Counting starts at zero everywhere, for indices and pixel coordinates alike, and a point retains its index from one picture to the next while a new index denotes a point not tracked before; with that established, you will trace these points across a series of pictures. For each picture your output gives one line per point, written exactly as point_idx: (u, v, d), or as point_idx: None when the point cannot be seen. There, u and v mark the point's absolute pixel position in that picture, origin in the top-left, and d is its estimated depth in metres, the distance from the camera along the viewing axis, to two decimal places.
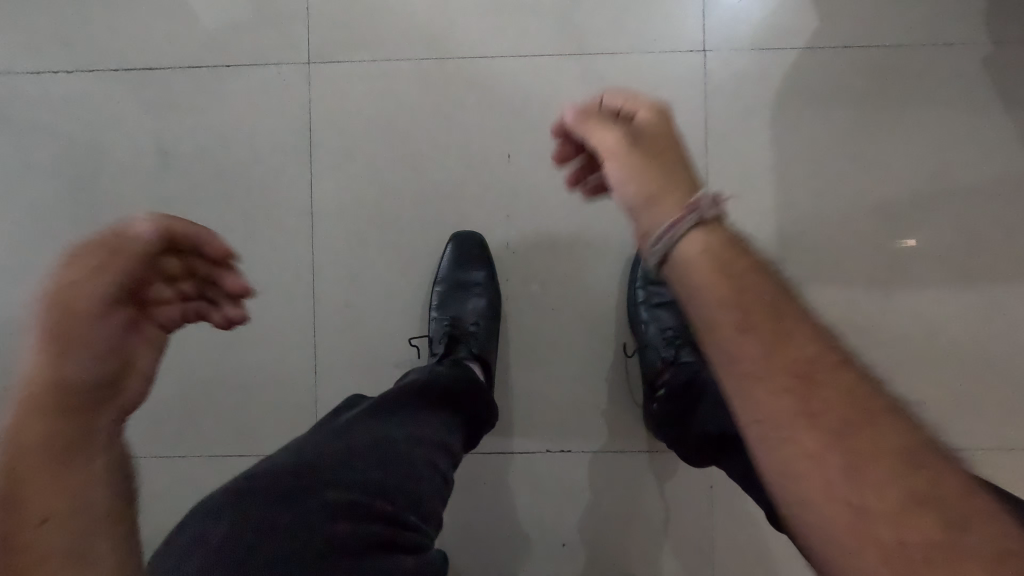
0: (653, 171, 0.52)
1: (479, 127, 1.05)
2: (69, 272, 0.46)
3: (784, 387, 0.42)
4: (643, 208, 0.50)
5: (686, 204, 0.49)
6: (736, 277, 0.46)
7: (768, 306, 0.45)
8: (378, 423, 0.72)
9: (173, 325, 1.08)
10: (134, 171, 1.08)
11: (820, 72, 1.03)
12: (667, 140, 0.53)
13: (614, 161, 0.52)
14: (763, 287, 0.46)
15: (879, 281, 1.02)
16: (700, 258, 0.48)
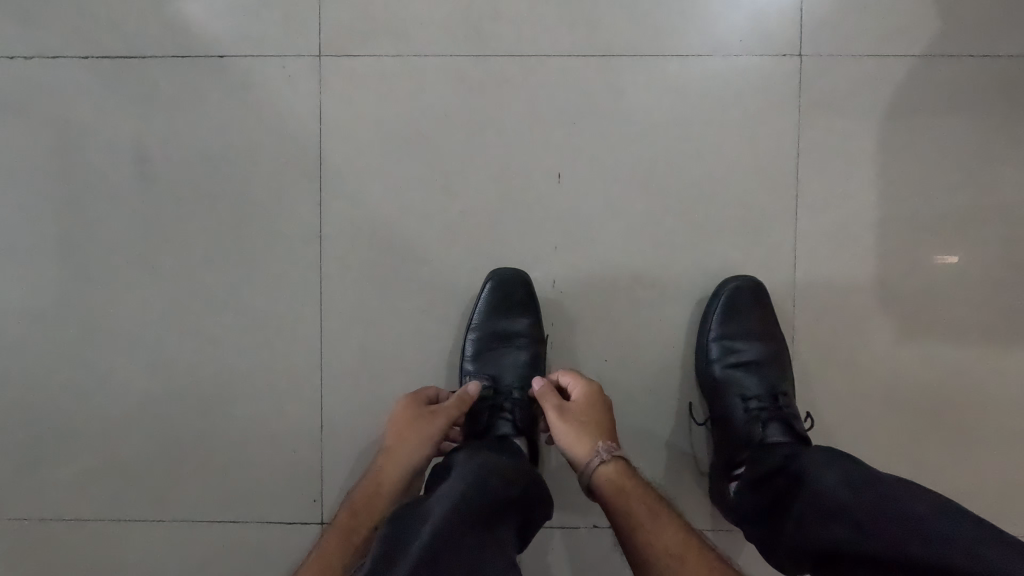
0: (579, 432, 0.67)
1: (520, 140, 0.89)
2: (396, 431, 0.71)
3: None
4: (581, 459, 0.66)
5: (593, 449, 0.65)
6: (645, 522, 0.61)
7: (675, 554, 0.59)
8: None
9: (152, 362, 0.91)
10: (112, 179, 0.92)
11: (925, 88, 0.87)
12: (593, 423, 0.68)
13: (561, 427, 0.69)
14: (672, 536, 0.60)
15: (998, 338, 0.85)
16: (605, 487, 0.64)
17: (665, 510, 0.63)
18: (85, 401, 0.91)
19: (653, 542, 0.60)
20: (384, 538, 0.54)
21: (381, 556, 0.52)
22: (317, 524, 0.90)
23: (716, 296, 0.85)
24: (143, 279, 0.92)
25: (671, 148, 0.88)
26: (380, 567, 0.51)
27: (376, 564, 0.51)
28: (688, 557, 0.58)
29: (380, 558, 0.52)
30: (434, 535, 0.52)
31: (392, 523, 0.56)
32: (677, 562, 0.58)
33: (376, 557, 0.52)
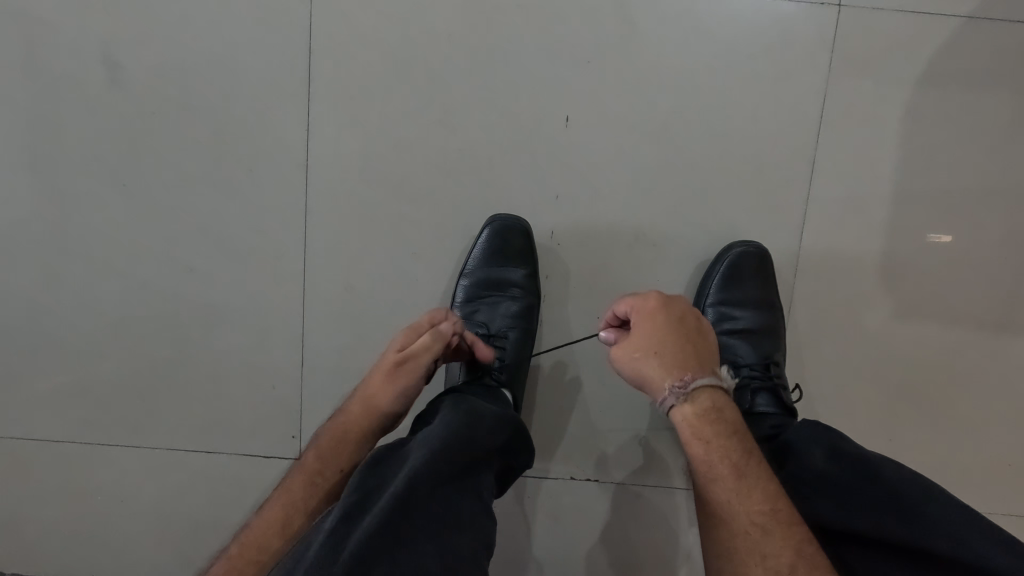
0: (686, 351, 0.56)
1: (530, 74, 0.83)
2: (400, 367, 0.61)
3: (760, 561, 0.51)
4: (679, 379, 0.55)
5: (704, 373, 0.55)
6: (726, 485, 0.54)
7: (755, 525, 0.52)
8: (409, 546, 0.47)
9: (123, 287, 0.87)
10: (75, 84, 0.84)
11: (967, 55, 0.82)
12: (694, 339, 0.58)
13: (654, 351, 0.56)
14: (755, 505, 0.53)
15: (994, 323, 0.84)
16: (691, 433, 0.55)
17: (749, 471, 0.54)
18: (50, 322, 0.87)
19: (736, 507, 0.53)
20: (357, 487, 0.52)
21: (351, 508, 0.50)
22: (294, 460, 0.88)
23: (719, 261, 0.83)
24: (113, 196, 0.85)
25: (691, 98, 0.82)
26: (348, 519, 0.49)
27: (343, 517, 0.49)
28: (770, 533, 0.52)
29: (349, 509, 0.50)
30: (402, 487, 0.50)
31: (367, 471, 0.53)
32: (758, 534, 0.52)
33: (345, 508, 0.50)
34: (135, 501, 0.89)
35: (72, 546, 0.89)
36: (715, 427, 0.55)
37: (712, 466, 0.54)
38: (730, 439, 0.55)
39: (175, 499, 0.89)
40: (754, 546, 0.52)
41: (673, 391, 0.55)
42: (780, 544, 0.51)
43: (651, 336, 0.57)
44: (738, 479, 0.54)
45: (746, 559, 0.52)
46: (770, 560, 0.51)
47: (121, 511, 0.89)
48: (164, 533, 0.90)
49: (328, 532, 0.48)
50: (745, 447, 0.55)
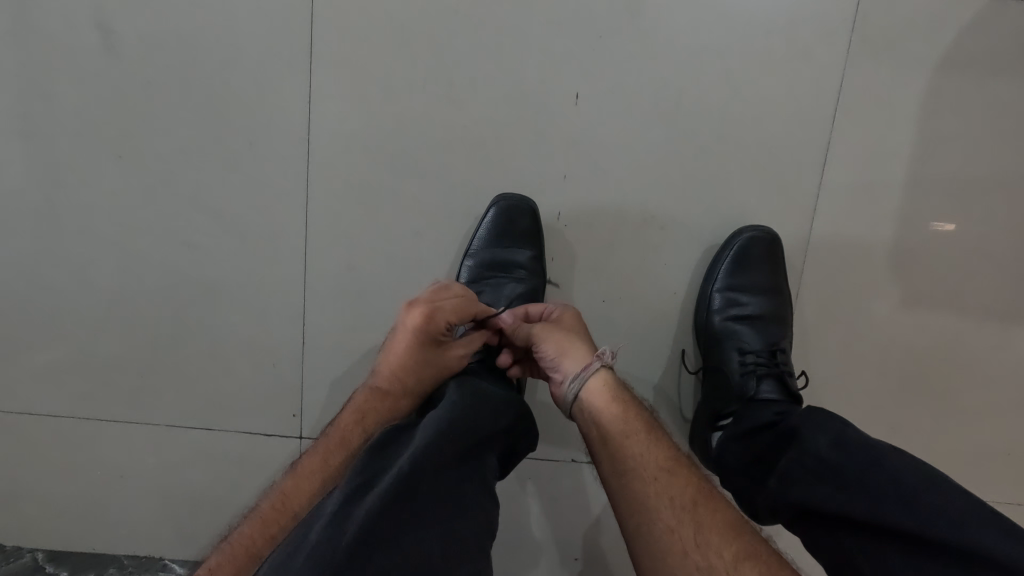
0: (578, 340, 0.67)
1: (539, 50, 0.80)
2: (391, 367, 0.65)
3: (669, 504, 0.56)
4: (584, 363, 0.64)
5: (594, 355, 0.65)
6: (639, 437, 0.60)
7: (664, 470, 0.58)
8: (413, 526, 0.47)
9: (120, 262, 0.85)
10: (67, 51, 0.81)
11: (989, 39, 0.79)
12: (584, 334, 0.68)
13: (555, 345, 0.66)
14: (663, 453, 0.60)
15: (1001, 314, 0.84)
16: (608, 394, 0.63)
17: (659, 431, 0.62)
18: (47, 297, 0.86)
19: (648, 454, 0.59)
20: (361, 470, 0.51)
21: (353, 491, 0.49)
22: (294, 439, 0.88)
23: (728, 246, 0.81)
24: (108, 170, 0.83)
25: (703, 78, 0.80)
26: (350, 502, 0.48)
27: (346, 499, 0.49)
28: (677, 475, 0.58)
29: (350, 494, 0.49)
30: (405, 468, 0.49)
31: (369, 454, 0.52)
32: (666, 477, 0.58)
33: (347, 491, 0.49)
34: (136, 477, 0.89)
35: (73, 520, 0.89)
36: (613, 396, 0.63)
37: (616, 428, 0.61)
38: (626, 405, 0.62)
39: (175, 476, 0.89)
40: (665, 487, 0.57)
41: (575, 368, 0.64)
42: (683, 484, 0.57)
43: (556, 332, 0.67)
44: (642, 438, 0.60)
45: (657, 503, 0.56)
46: (677, 500, 0.56)
47: (122, 486, 0.89)
48: (164, 509, 0.90)
49: (329, 515, 0.48)
50: (644, 418, 0.63)
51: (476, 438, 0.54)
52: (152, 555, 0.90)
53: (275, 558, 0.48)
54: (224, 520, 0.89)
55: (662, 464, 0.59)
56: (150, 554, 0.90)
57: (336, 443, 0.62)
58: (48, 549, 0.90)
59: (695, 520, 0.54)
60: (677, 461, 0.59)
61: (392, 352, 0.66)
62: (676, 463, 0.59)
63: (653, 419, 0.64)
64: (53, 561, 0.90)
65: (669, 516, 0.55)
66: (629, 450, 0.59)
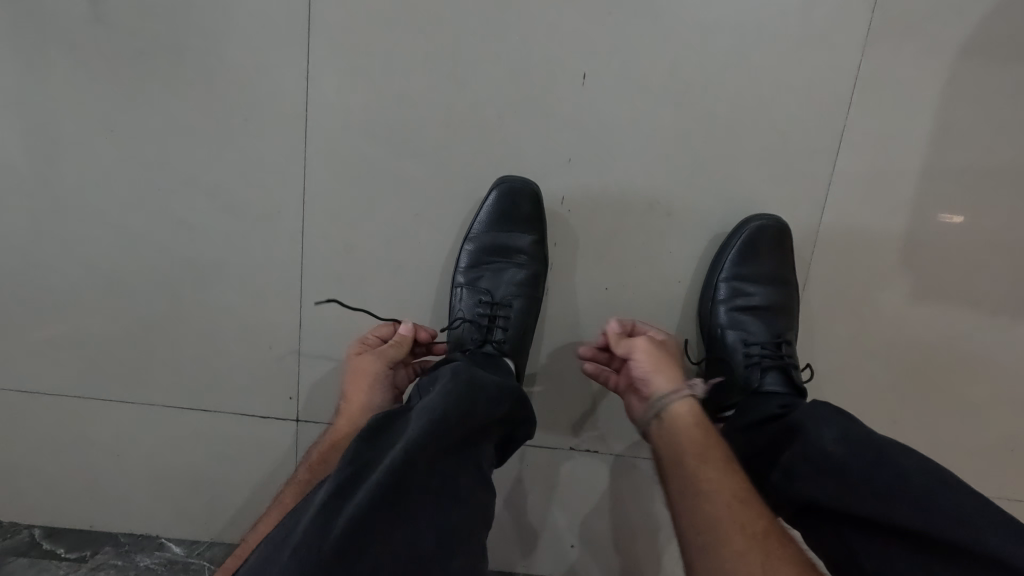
0: (672, 362, 0.66)
1: (544, 27, 0.77)
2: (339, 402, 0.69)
3: (740, 531, 0.53)
4: (683, 382, 0.64)
5: (687, 382, 0.65)
6: (715, 461, 0.59)
7: (738, 495, 0.56)
8: (405, 521, 0.46)
9: (114, 241, 0.83)
10: (55, 21, 0.78)
11: (1014, 23, 0.76)
12: (677, 359, 0.69)
13: (650, 361, 0.66)
14: (737, 479, 0.58)
15: (1011, 309, 0.82)
16: (696, 418, 0.62)
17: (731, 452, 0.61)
18: (40, 274, 0.84)
19: (722, 477, 0.57)
20: (352, 458, 0.50)
21: (343, 482, 0.48)
22: (291, 422, 0.87)
23: (735, 235, 0.79)
24: (99, 145, 0.81)
25: (715, 60, 0.77)
26: (340, 494, 0.47)
27: (337, 488, 0.47)
28: (750, 502, 0.55)
29: (341, 483, 0.48)
30: (398, 461, 0.47)
31: (360, 442, 0.51)
32: (740, 502, 0.55)
33: (337, 482, 0.48)
34: (131, 457, 0.88)
35: (70, 497, 0.89)
36: (695, 419, 0.62)
37: (691, 448, 0.60)
38: (710, 429, 0.62)
39: (171, 456, 0.88)
40: (736, 512, 0.54)
41: (667, 386, 0.64)
42: (757, 511, 0.55)
43: (663, 354, 0.67)
44: (716, 459, 0.59)
45: (729, 529, 0.53)
46: (749, 528, 0.53)
47: (118, 465, 0.88)
48: (161, 489, 0.89)
49: (319, 506, 0.47)
50: (715, 437, 0.61)
51: (471, 428, 0.53)
52: (150, 534, 0.91)
53: (264, 549, 0.47)
54: (221, 501, 0.89)
55: (738, 487, 0.57)
56: (147, 532, 0.90)
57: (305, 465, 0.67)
58: (45, 526, 0.90)
59: (766, 550, 0.52)
60: (747, 487, 0.57)
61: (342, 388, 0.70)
62: (747, 489, 0.57)
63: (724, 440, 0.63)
64: (50, 538, 0.90)
65: (741, 542, 0.52)
66: (707, 470, 0.58)
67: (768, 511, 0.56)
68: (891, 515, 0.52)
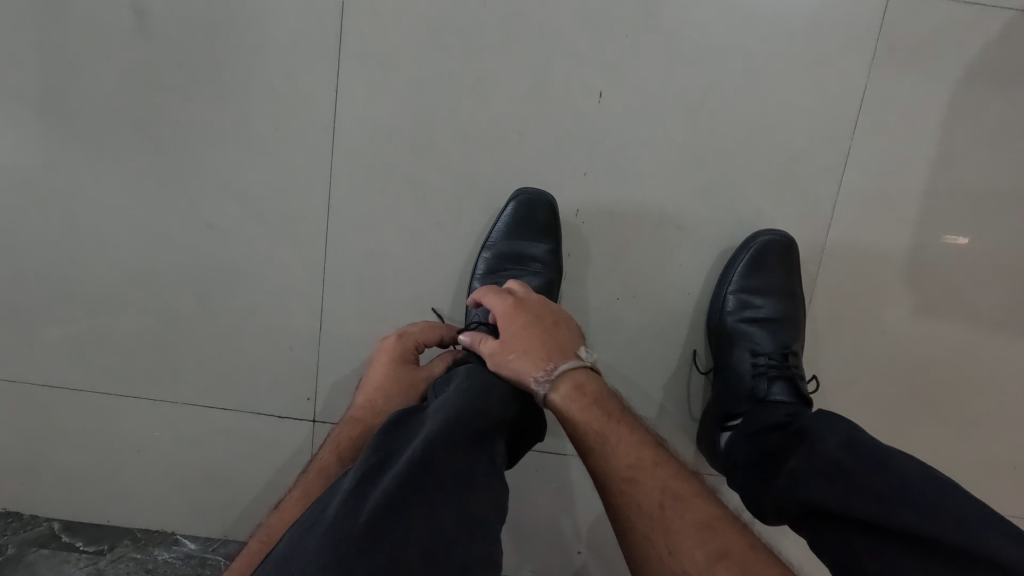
0: (523, 351, 0.63)
1: (565, 50, 0.81)
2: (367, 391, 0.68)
3: (639, 511, 0.56)
4: (543, 369, 0.62)
5: (537, 370, 0.62)
6: (601, 444, 0.59)
7: (628, 475, 0.57)
8: (420, 513, 0.47)
9: (146, 243, 0.87)
10: (101, 34, 0.82)
11: (1015, 54, 0.79)
12: (535, 334, 0.64)
13: (502, 362, 0.64)
14: (626, 456, 0.58)
15: (1014, 327, 0.84)
16: (570, 400, 0.61)
17: (621, 423, 0.60)
18: (74, 273, 0.88)
19: (612, 461, 0.58)
20: (376, 448, 0.52)
21: (367, 472, 0.50)
22: (307, 422, 0.89)
23: (745, 248, 0.82)
24: (137, 152, 0.85)
25: (727, 81, 0.81)
26: (366, 482, 0.49)
27: (363, 476, 0.50)
28: (642, 479, 0.57)
29: (366, 472, 0.50)
30: (415, 457, 0.49)
31: (384, 432, 0.53)
32: (631, 482, 0.57)
33: (362, 471, 0.50)
34: (151, 452, 0.91)
35: (91, 491, 0.91)
36: (572, 398, 0.61)
37: (577, 430, 0.60)
38: (589, 406, 0.60)
39: (191, 453, 0.91)
40: (631, 496, 0.56)
41: (527, 375, 0.62)
42: (654, 486, 0.56)
43: (514, 343, 0.63)
44: (601, 441, 0.59)
45: (629, 512, 0.56)
46: (645, 507, 0.56)
47: (138, 460, 0.91)
48: (178, 485, 0.91)
49: (346, 493, 0.49)
50: (599, 414, 0.60)
51: (487, 422, 0.56)
52: (165, 529, 0.92)
53: (294, 533, 0.49)
54: (238, 499, 0.92)
55: (629, 462, 0.58)
56: (163, 528, 0.92)
57: (314, 473, 0.64)
58: (64, 519, 0.92)
59: (666, 528, 0.54)
60: (644, 461, 0.58)
61: (368, 381, 0.69)
62: (642, 466, 0.58)
63: (618, 411, 0.61)
64: (69, 531, 0.92)
65: (644, 524, 0.55)
66: (597, 456, 0.59)
67: (684, 485, 0.57)
68: (894, 516, 0.54)
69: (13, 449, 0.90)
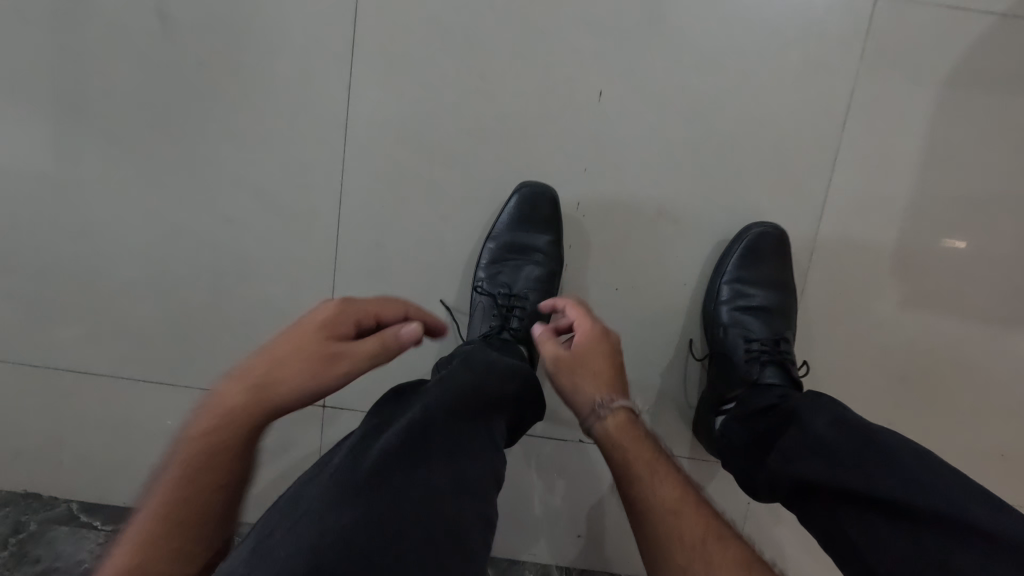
0: (591, 372, 0.63)
1: (566, 51, 0.85)
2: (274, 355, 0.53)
3: (677, 543, 0.53)
4: (606, 396, 0.62)
5: (600, 397, 0.61)
6: (642, 474, 0.58)
7: (670, 508, 0.55)
8: (418, 461, 0.51)
9: (164, 234, 0.91)
10: (125, 34, 0.87)
11: (996, 55, 0.83)
12: (608, 362, 0.64)
13: (565, 374, 0.63)
14: (670, 490, 0.56)
15: (1000, 317, 0.87)
16: (621, 430, 0.60)
17: (665, 460, 0.60)
18: (95, 263, 0.91)
19: (652, 492, 0.56)
20: (380, 412, 0.56)
21: (372, 429, 0.54)
22: (317, 406, 0.93)
23: (737, 240, 0.85)
24: (157, 147, 0.89)
25: (721, 80, 0.85)
26: (367, 437, 0.53)
27: (366, 432, 0.54)
28: (684, 513, 0.55)
29: (369, 429, 0.54)
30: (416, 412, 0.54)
31: (387, 400, 0.58)
32: (674, 516, 0.54)
33: (365, 428, 0.54)
34: (167, 436, 0.94)
35: (108, 474, 0.95)
36: (623, 431, 0.60)
37: (619, 464, 0.59)
38: (637, 438, 0.60)
39: None
40: (673, 529, 0.53)
41: (588, 400, 0.61)
42: (694, 521, 0.54)
43: (581, 363, 0.63)
44: (642, 473, 0.58)
45: (667, 544, 0.53)
46: (687, 539, 0.53)
47: (154, 444, 0.94)
48: None
49: (349, 446, 0.53)
50: (643, 449, 0.60)
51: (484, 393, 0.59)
52: None
53: (296, 484, 0.52)
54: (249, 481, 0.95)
55: (670, 497, 0.56)
56: None
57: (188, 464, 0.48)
58: (82, 501, 0.95)
59: (706, 561, 0.51)
60: (682, 496, 0.56)
61: (275, 348, 0.53)
62: (683, 502, 0.56)
63: (660, 450, 0.61)
64: (86, 512, 0.95)
65: (681, 557, 0.52)
66: (636, 488, 0.57)
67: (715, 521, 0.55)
68: (876, 487, 0.57)
69: (34, 432, 0.94)
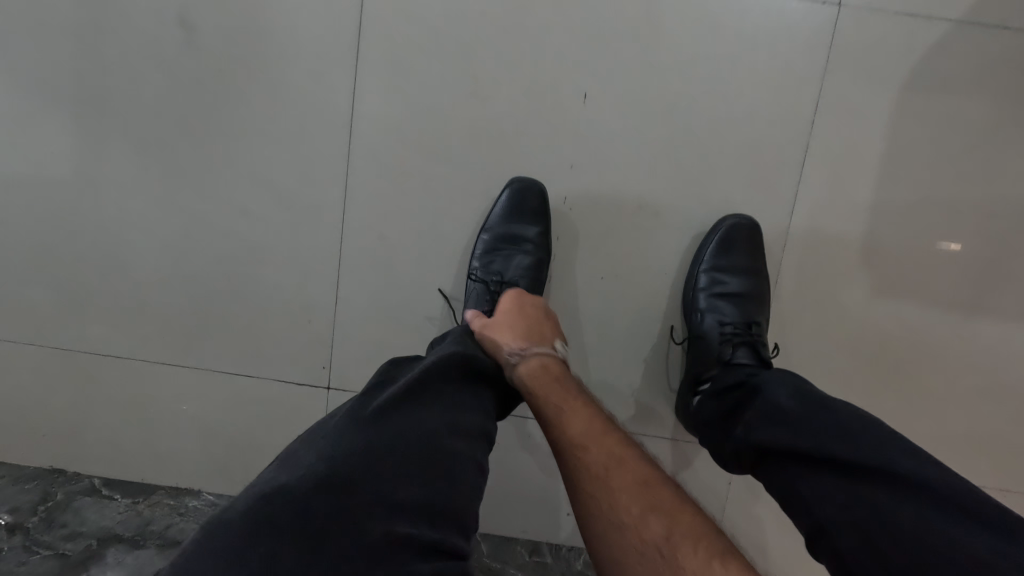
0: (509, 331, 0.78)
1: (555, 57, 0.92)
2: None
3: (585, 471, 0.66)
4: (519, 345, 0.75)
5: (511, 346, 0.75)
6: (555, 413, 0.70)
7: (578, 442, 0.67)
8: (413, 412, 0.59)
9: (184, 226, 0.98)
10: (151, 44, 0.94)
11: (956, 59, 0.89)
12: (523, 325, 0.79)
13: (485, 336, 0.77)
14: (579, 428, 0.68)
15: (963, 305, 0.92)
16: (535, 374, 0.73)
17: (579, 402, 0.72)
18: (120, 253, 0.99)
19: (564, 430, 0.69)
20: (384, 371, 0.66)
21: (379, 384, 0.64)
22: (322, 388, 0.99)
23: (714, 231, 0.91)
24: (179, 146, 0.96)
25: (698, 83, 0.91)
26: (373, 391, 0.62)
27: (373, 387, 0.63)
28: (591, 446, 0.67)
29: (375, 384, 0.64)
30: (419, 370, 0.63)
31: (390, 363, 0.68)
32: (582, 448, 0.67)
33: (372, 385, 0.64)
34: (184, 415, 1.01)
35: (129, 451, 1.02)
36: (536, 374, 0.73)
37: (539, 408, 0.71)
38: (550, 384, 0.73)
39: (219, 416, 1.01)
40: (580, 460, 0.66)
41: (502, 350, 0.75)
42: (597, 453, 0.66)
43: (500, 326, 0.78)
44: (558, 415, 0.70)
45: (579, 473, 0.66)
46: (591, 468, 0.65)
47: (172, 423, 1.01)
48: (206, 445, 1.01)
49: (358, 396, 0.62)
50: (557, 394, 0.72)
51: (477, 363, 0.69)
52: (194, 486, 1.02)
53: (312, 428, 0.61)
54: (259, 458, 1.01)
55: (580, 433, 0.68)
56: (191, 486, 1.02)
57: None
58: (103, 476, 1.02)
59: (607, 485, 0.64)
60: (593, 431, 0.68)
61: None
62: (597, 440, 0.67)
63: (576, 394, 0.73)
64: (108, 486, 1.01)
65: (587, 482, 0.65)
66: (555, 428, 0.69)
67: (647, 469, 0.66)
68: (825, 447, 0.62)
69: (61, 411, 1.01)
